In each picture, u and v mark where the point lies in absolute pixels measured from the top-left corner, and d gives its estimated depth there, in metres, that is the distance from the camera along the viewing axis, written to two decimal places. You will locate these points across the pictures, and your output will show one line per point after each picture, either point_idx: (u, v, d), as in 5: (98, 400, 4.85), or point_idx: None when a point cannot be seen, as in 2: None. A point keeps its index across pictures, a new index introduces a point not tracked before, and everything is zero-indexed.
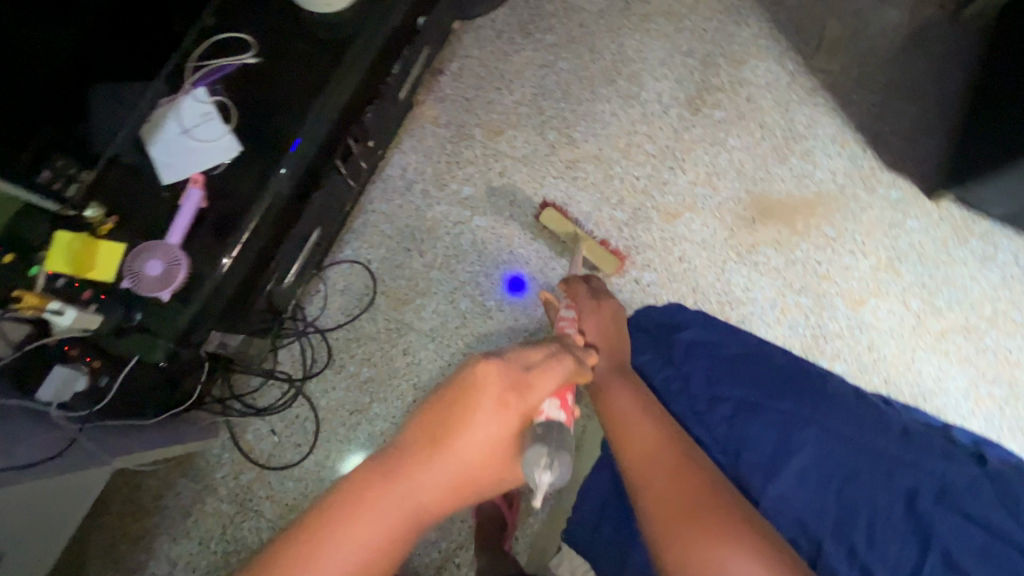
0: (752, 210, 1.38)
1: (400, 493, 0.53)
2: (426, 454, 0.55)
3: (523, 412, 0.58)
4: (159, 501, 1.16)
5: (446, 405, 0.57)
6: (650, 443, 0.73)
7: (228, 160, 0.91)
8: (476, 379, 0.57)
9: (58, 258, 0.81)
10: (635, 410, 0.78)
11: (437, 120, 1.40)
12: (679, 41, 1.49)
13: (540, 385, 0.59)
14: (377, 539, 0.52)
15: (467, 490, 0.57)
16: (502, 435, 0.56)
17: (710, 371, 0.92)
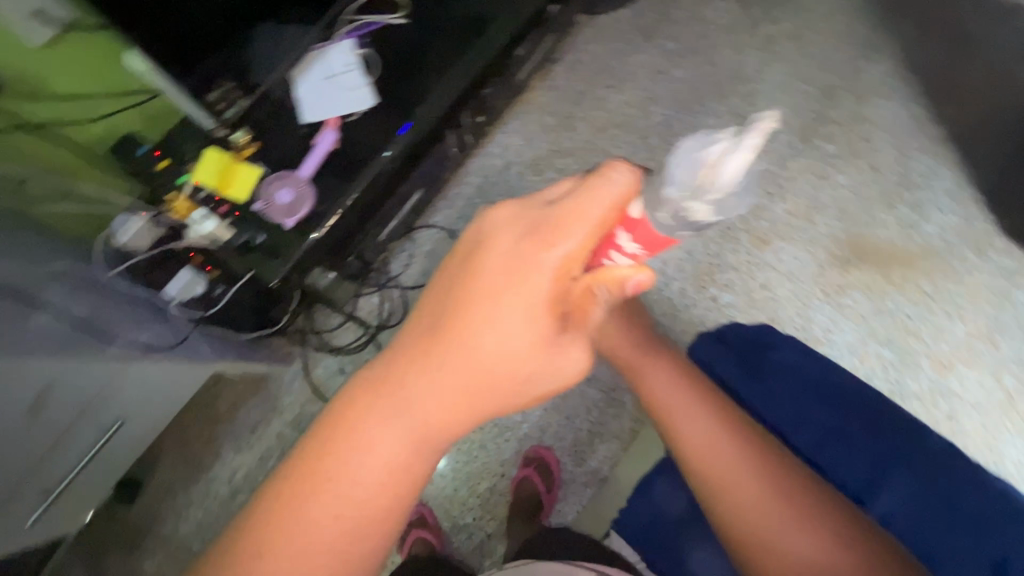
0: (848, 251, 1.33)
1: (431, 362, 0.58)
2: (425, 348, 0.58)
3: (533, 271, 0.56)
4: (231, 412, 1.24)
5: (466, 277, 0.59)
6: (704, 437, 0.80)
7: (362, 109, 0.97)
8: (491, 241, 0.58)
9: (205, 171, 0.89)
10: (685, 411, 0.84)
11: (545, 108, 1.42)
12: (801, 67, 1.45)
13: (568, 227, 0.55)
14: (414, 401, 0.57)
15: (496, 363, 0.57)
16: (501, 311, 0.57)
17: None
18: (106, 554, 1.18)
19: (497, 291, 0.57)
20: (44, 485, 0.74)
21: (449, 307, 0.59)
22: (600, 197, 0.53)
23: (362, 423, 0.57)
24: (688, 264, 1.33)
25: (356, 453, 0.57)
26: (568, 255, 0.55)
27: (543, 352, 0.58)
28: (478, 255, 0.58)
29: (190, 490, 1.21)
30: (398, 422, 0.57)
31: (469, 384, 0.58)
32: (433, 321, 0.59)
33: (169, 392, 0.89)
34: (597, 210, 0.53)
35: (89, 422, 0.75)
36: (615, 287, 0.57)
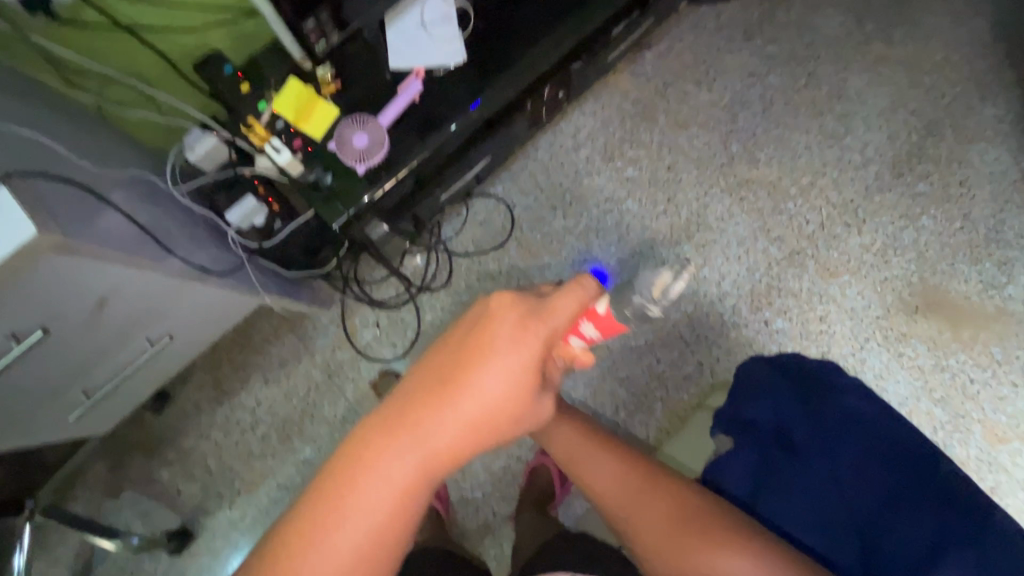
0: (918, 299, 1.25)
1: (423, 434, 0.48)
2: (434, 397, 0.50)
3: (540, 334, 0.53)
4: (264, 344, 1.25)
5: (459, 341, 0.52)
6: (616, 481, 0.75)
7: (451, 65, 0.93)
8: (491, 311, 0.53)
9: (285, 102, 0.88)
10: (592, 455, 0.78)
11: (627, 93, 1.36)
12: (908, 95, 1.35)
13: (552, 314, 0.54)
14: (399, 486, 0.48)
15: (489, 430, 0.51)
16: (517, 363, 0.51)
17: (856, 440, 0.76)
18: (127, 457, 1.21)
19: (498, 354, 0.51)
20: (86, 385, 0.73)
21: (456, 356, 0.52)
22: (576, 295, 0.55)
23: (335, 513, 0.47)
24: (746, 282, 1.27)
25: (328, 549, 0.46)
26: (559, 327, 0.54)
27: (529, 411, 0.54)
28: (475, 320, 0.53)
29: (213, 413, 1.22)
30: (378, 509, 0.47)
31: (458, 457, 0.50)
32: (423, 386, 0.50)
33: (218, 314, 0.86)
34: (572, 304, 0.55)
35: (140, 333, 0.73)
36: (566, 359, 0.61)
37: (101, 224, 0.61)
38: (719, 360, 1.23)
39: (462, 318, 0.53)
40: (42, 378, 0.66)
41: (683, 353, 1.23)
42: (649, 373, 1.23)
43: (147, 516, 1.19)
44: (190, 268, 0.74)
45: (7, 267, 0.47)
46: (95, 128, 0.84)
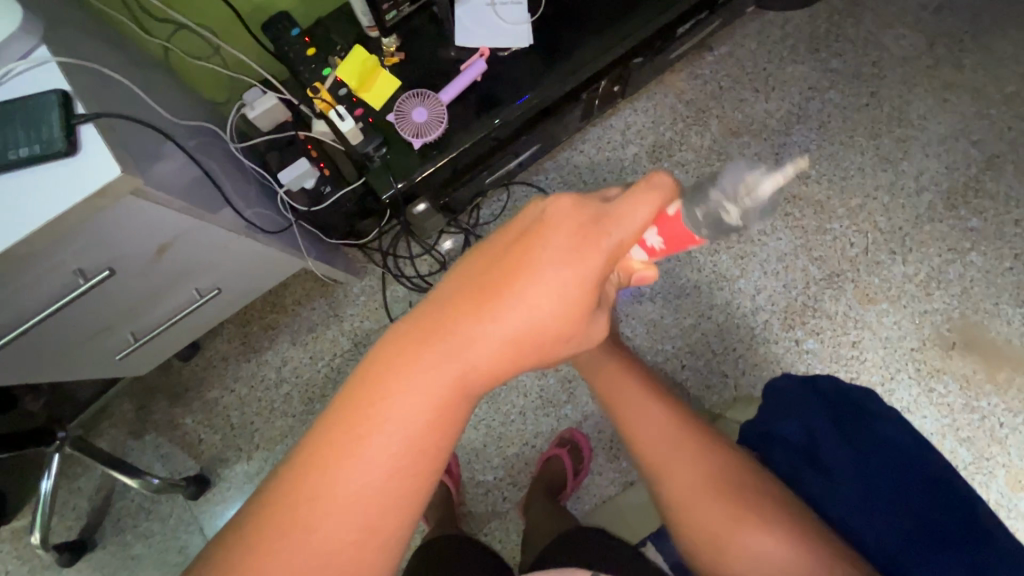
0: (956, 336, 1.23)
1: (460, 349, 0.44)
2: (474, 304, 0.45)
3: (598, 246, 0.47)
4: (295, 306, 1.26)
5: (504, 248, 0.47)
6: (657, 429, 0.68)
7: (516, 47, 0.92)
8: (547, 211, 0.48)
9: (349, 70, 0.88)
10: (636, 398, 0.72)
11: (682, 94, 1.33)
12: (973, 126, 1.31)
13: (623, 219, 0.48)
14: (435, 396, 0.44)
15: (536, 341, 0.47)
16: (567, 280, 0.46)
17: (893, 472, 0.75)
18: (152, 400, 1.24)
19: (547, 264, 0.46)
20: (134, 328, 0.75)
21: (503, 263, 0.47)
22: (650, 201, 0.49)
23: (377, 409, 0.43)
24: (782, 298, 1.25)
25: (357, 469, 0.43)
26: (622, 244, 0.48)
27: (581, 335, 0.50)
28: (524, 224, 0.48)
29: (240, 366, 1.25)
30: (409, 428, 0.43)
31: (503, 366, 0.46)
32: (460, 294, 0.46)
33: (263, 272, 0.88)
34: (643, 207, 0.49)
35: (190, 283, 0.74)
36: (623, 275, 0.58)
37: (170, 172, 0.62)
38: (744, 374, 1.22)
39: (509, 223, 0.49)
40: (96, 317, 0.67)
41: (709, 363, 1.23)
42: (672, 379, 1.23)
43: (167, 459, 1.22)
44: (244, 223, 0.75)
45: (92, 203, 0.49)
46: (162, 75, 0.84)
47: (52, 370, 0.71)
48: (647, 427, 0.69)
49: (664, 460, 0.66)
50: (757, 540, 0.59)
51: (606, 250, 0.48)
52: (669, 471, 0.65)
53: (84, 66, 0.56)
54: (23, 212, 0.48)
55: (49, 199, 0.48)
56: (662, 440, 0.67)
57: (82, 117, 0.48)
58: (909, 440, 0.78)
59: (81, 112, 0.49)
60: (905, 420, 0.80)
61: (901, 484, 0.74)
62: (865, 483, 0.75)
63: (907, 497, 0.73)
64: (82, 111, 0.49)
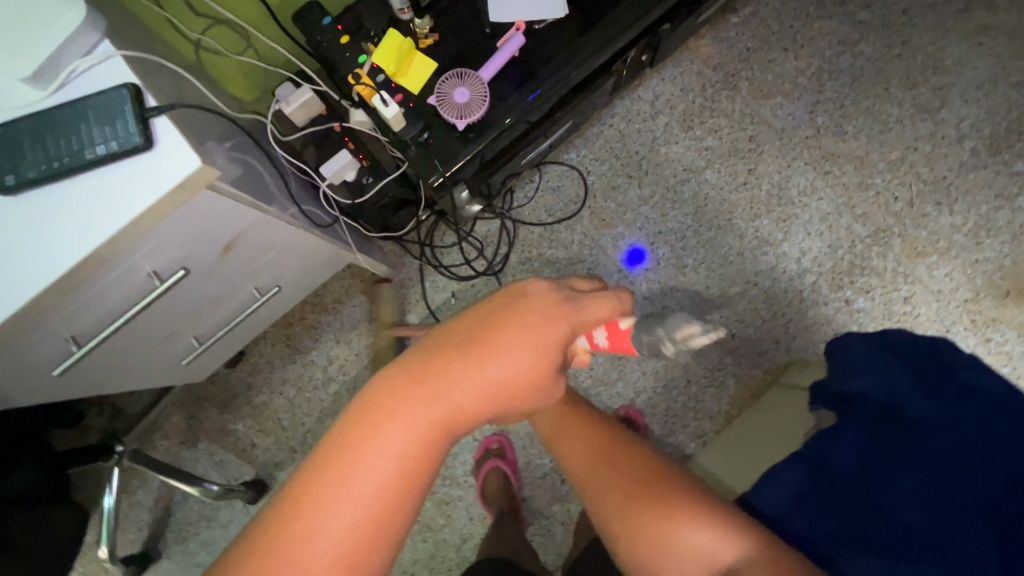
0: (1011, 283, 1.20)
1: (431, 413, 0.44)
2: (448, 365, 0.45)
3: (562, 326, 0.49)
4: (336, 305, 1.26)
5: (482, 316, 0.49)
6: (586, 453, 0.70)
7: (551, 19, 0.90)
8: (524, 290, 0.51)
9: (385, 54, 0.85)
10: (565, 429, 0.74)
11: (708, 60, 1.30)
12: (1011, 68, 1.27)
13: (592, 302, 0.52)
14: (405, 458, 0.43)
15: (501, 405, 0.47)
16: (531, 351, 0.47)
17: (990, 425, 0.69)
18: (202, 409, 1.24)
19: (522, 331, 0.48)
20: (197, 333, 0.74)
21: (474, 331, 0.48)
22: (610, 301, 0.53)
23: (341, 472, 0.42)
24: (828, 259, 1.23)
25: (315, 540, 0.41)
26: (583, 326, 0.51)
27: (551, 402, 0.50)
28: (501, 300, 0.50)
29: (286, 369, 1.24)
30: (370, 496, 0.42)
31: (472, 426, 0.46)
32: (437, 357, 0.46)
33: (315, 269, 0.86)
34: (607, 307, 0.53)
35: (250, 283, 0.73)
36: None
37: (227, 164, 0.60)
38: (795, 338, 1.20)
39: (490, 296, 0.51)
40: (165, 322, 0.67)
41: (758, 329, 1.21)
42: (722, 350, 1.21)
43: (222, 466, 1.22)
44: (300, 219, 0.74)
45: (172, 199, 0.47)
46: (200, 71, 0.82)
47: (120, 376, 0.71)
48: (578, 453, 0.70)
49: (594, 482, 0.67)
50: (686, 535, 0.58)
51: (570, 326, 0.50)
52: (599, 491, 0.65)
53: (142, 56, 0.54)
54: (105, 211, 0.47)
55: (128, 198, 0.47)
56: (592, 467, 0.68)
57: (154, 109, 0.46)
58: (1003, 394, 0.72)
59: (152, 104, 0.48)
60: (997, 374, 0.75)
61: (1001, 436, 0.68)
62: (963, 437, 0.69)
63: (1006, 449, 0.67)
64: (153, 104, 0.47)
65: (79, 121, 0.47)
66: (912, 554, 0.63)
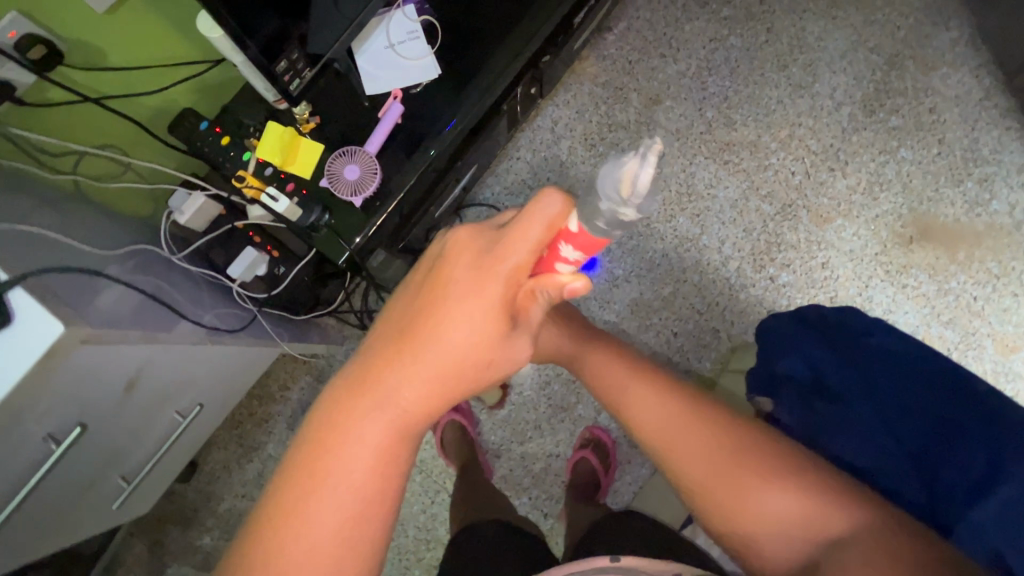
0: (912, 229, 1.29)
1: (391, 387, 0.54)
2: (396, 347, 0.55)
3: (496, 276, 0.54)
4: (283, 392, 1.23)
5: (414, 293, 0.57)
6: (662, 412, 0.72)
7: (426, 81, 0.92)
8: (448, 257, 0.55)
9: (268, 148, 0.86)
10: (634, 385, 0.77)
11: (596, 79, 1.36)
12: (866, 34, 1.38)
13: (513, 247, 0.54)
14: (379, 430, 0.54)
15: (456, 375, 0.55)
16: (470, 315, 0.54)
17: (896, 380, 0.75)
18: (164, 532, 1.18)
19: (454, 301, 0.54)
20: (123, 471, 0.71)
21: (415, 309, 0.56)
22: (540, 216, 0.53)
23: (329, 451, 0.53)
24: (745, 242, 1.29)
25: (317, 504, 0.53)
26: (518, 267, 0.54)
27: (500, 353, 0.56)
28: (428, 269, 0.57)
29: (245, 470, 1.20)
30: (358, 465, 0.53)
31: (435, 397, 0.55)
32: (387, 341, 0.56)
33: (241, 371, 0.86)
34: (538, 227, 0.53)
35: (170, 407, 0.72)
36: (554, 292, 0.58)
37: (114, 311, 0.60)
38: (733, 323, 1.25)
39: (419, 267, 0.58)
40: (80, 473, 0.63)
41: (697, 323, 1.26)
42: (668, 350, 1.26)
43: None
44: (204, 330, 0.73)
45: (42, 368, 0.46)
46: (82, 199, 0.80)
47: (43, 540, 0.66)
48: (651, 415, 0.73)
49: (667, 436, 0.71)
50: (771, 498, 0.63)
51: (503, 277, 0.54)
52: (685, 460, 0.68)
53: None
54: None
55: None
56: (668, 427, 0.71)
57: (4, 284, 0.45)
58: (900, 345, 0.77)
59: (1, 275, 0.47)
60: (891, 326, 0.80)
61: (906, 387, 0.74)
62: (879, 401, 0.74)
63: (912, 398, 0.73)
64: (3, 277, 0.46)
65: None
66: None
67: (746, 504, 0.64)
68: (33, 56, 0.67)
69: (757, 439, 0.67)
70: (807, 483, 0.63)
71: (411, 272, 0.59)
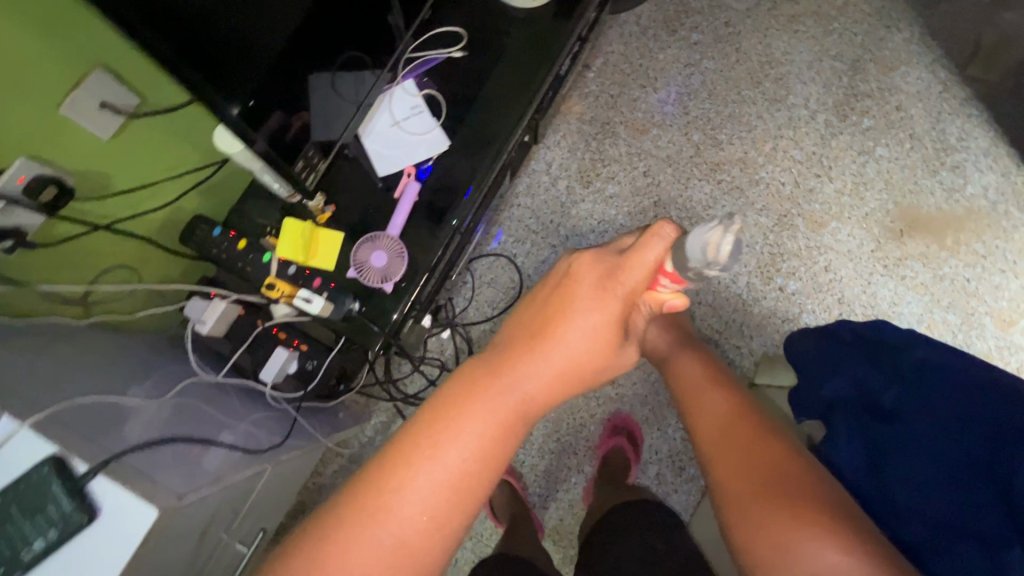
0: (901, 223, 1.35)
1: (522, 369, 0.62)
2: (528, 339, 0.65)
3: (619, 290, 0.67)
4: (317, 479, 1.19)
5: (542, 302, 0.69)
6: (722, 418, 0.79)
7: (436, 153, 0.91)
8: (573, 275, 0.69)
9: (288, 246, 0.84)
10: (705, 395, 0.85)
11: (582, 117, 1.39)
12: (827, 44, 1.45)
13: (630, 272, 0.66)
14: (507, 408, 0.59)
15: (574, 372, 0.65)
16: (594, 316, 0.66)
17: (949, 393, 0.75)
18: None
19: (581, 305, 0.66)
20: None
21: (546, 311, 0.67)
22: (658, 245, 0.64)
23: (456, 414, 0.58)
24: (750, 257, 1.32)
25: (431, 465, 0.55)
26: (636, 286, 0.67)
27: (609, 359, 0.67)
28: (558, 283, 0.69)
29: None
30: (481, 434, 0.57)
31: (552, 394, 0.64)
32: (518, 337, 0.66)
33: (285, 477, 0.90)
34: (655, 255, 0.65)
35: (231, 540, 0.74)
36: (655, 306, 0.72)
37: (171, 469, 0.62)
38: (752, 338, 1.28)
39: (545, 285, 0.71)
40: None
41: (718, 342, 1.29)
42: None
43: None
44: (238, 455, 0.76)
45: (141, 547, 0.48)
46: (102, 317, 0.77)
47: None
48: (711, 421, 0.79)
49: (721, 442, 0.75)
50: (814, 548, 0.58)
51: (621, 296, 0.67)
52: (732, 468, 0.71)
53: (60, 409, 0.60)
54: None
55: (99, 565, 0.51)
56: (723, 437, 0.76)
57: (87, 476, 0.52)
58: (951, 357, 0.79)
59: (82, 467, 0.53)
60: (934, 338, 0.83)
61: (967, 398, 0.74)
62: (937, 414, 0.75)
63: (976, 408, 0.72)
64: (83, 470, 0.53)
65: (8, 519, 0.52)
66: (937, 547, 0.68)
67: (784, 542, 0.60)
68: (44, 199, 0.66)
69: (808, 477, 0.66)
70: (852, 539, 0.58)
71: (540, 284, 0.71)
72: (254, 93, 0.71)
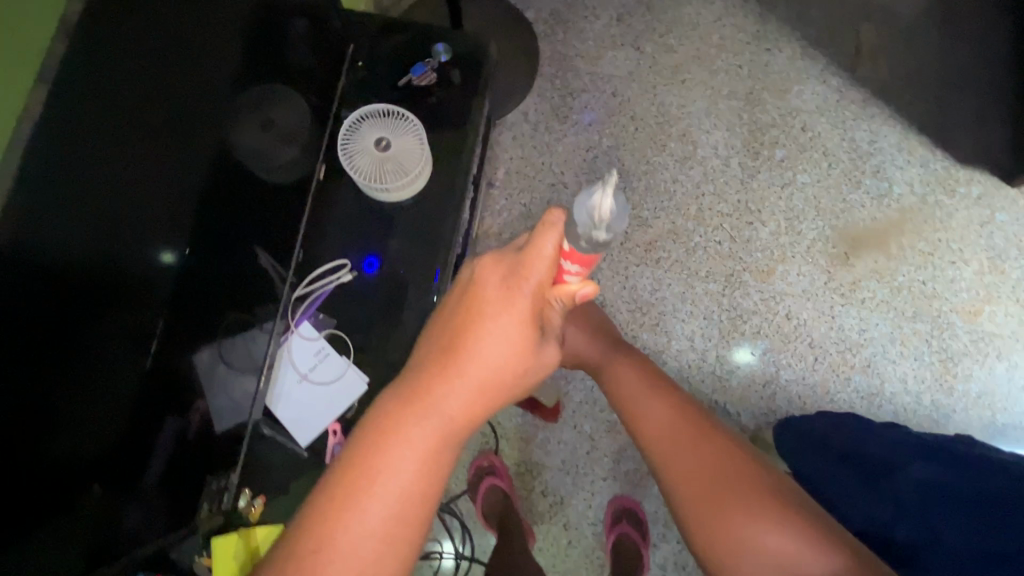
0: (843, 246, 1.33)
1: (434, 402, 0.57)
2: (434, 367, 0.59)
3: (520, 281, 0.59)
4: None
5: (451, 312, 0.61)
6: (663, 423, 0.83)
7: (355, 397, 0.90)
8: (475, 278, 0.61)
9: (225, 566, 0.82)
10: (637, 397, 0.89)
11: (501, 237, 1.32)
12: (717, 85, 1.42)
13: (533, 265, 0.59)
14: (422, 449, 0.55)
15: (495, 387, 0.60)
16: (510, 330, 0.59)
17: (938, 501, 0.79)
18: None
19: (488, 318, 0.59)
20: None
21: (450, 332, 0.60)
22: (551, 234, 0.57)
23: (364, 479, 0.53)
24: (711, 329, 1.28)
25: (346, 541, 0.52)
26: (540, 284, 0.60)
27: (534, 361, 0.62)
28: (463, 291, 0.61)
29: None
30: (398, 492, 0.54)
31: (471, 416, 0.59)
32: (426, 357, 0.60)
33: None
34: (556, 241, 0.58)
35: None
36: (567, 301, 0.62)
37: None
38: (739, 414, 1.24)
39: (450, 295, 0.63)
40: None
41: None
42: None
43: None
44: None
45: None
46: None
47: None
48: (650, 419, 0.84)
49: (663, 442, 0.81)
50: (765, 535, 0.69)
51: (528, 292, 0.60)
52: (683, 475, 0.77)
53: None
54: None
55: None
56: (670, 437, 0.81)
57: None
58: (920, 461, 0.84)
59: None
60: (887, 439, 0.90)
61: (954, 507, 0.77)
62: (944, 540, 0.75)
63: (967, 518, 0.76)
64: None
65: None
66: None
67: (742, 535, 0.70)
68: None
69: (769, 477, 0.74)
70: (807, 529, 0.68)
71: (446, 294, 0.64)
72: (124, 449, 0.66)
